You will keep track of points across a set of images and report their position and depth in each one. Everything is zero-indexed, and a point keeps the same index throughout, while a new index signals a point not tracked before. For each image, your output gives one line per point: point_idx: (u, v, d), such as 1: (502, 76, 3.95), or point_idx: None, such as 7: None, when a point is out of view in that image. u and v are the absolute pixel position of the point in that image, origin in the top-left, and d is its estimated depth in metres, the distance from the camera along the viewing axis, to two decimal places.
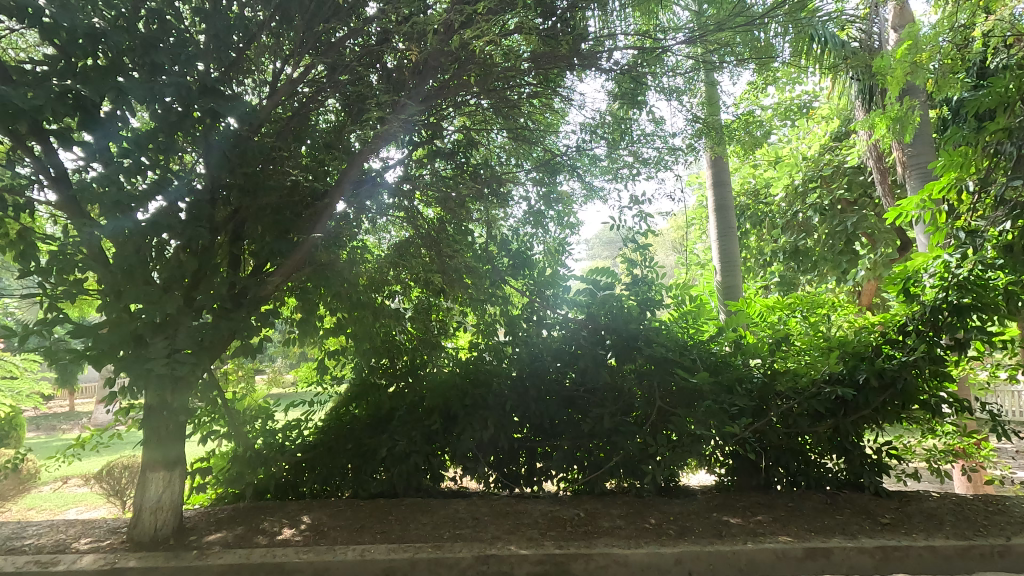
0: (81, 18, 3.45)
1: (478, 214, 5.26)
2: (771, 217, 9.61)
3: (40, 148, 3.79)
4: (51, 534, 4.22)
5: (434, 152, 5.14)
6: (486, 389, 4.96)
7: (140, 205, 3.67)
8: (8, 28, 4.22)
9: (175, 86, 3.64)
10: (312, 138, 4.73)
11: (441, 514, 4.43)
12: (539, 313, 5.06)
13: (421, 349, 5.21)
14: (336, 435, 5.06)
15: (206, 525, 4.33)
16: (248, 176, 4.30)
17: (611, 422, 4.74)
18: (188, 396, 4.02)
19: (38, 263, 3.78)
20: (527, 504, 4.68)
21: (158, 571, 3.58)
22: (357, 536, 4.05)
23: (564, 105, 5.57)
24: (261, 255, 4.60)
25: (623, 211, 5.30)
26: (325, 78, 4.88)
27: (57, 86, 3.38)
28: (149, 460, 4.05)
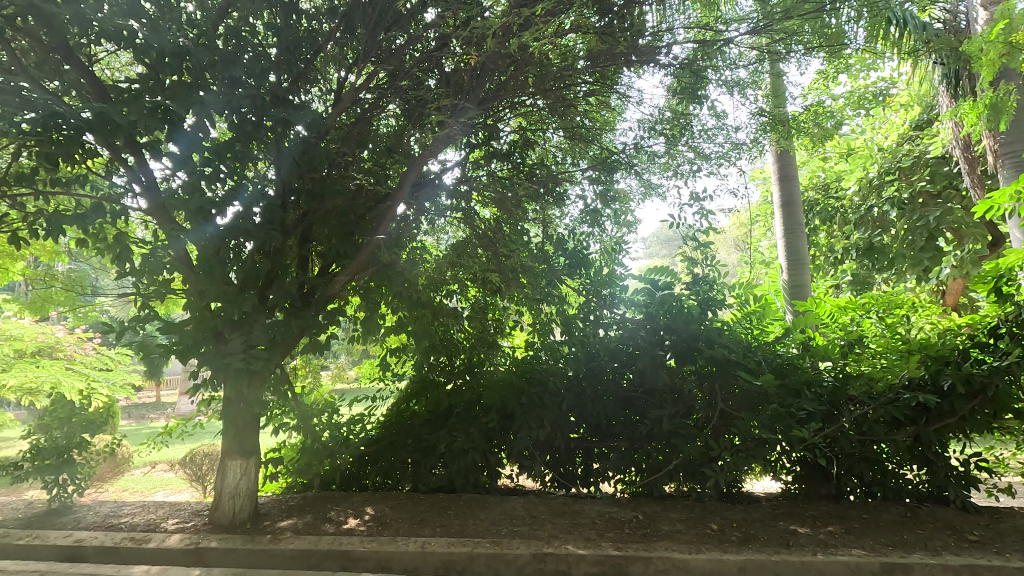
0: (170, 39, 3.74)
1: (534, 213, 5.38)
2: (842, 213, 8.99)
3: (135, 160, 4.16)
4: (142, 514, 4.59)
5: (491, 154, 5.33)
6: (543, 388, 4.96)
7: (220, 211, 3.92)
8: (106, 52, 4.65)
9: (250, 97, 3.88)
10: (373, 143, 4.96)
11: (498, 511, 4.49)
12: (595, 313, 5.09)
13: (478, 348, 5.27)
14: (397, 429, 5.22)
15: (278, 511, 4.59)
16: (316, 181, 4.57)
17: (670, 424, 4.65)
18: (262, 389, 4.27)
19: (131, 264, 4.13)
20: (584, 504, 4.66)
21: (237, 552, 3.83)
22: (418, 528, 4.18)
23: (622, 102, 5.53)
24: (328, 257, 4.82)
25: (682, 208, 5.17)
26: (386, 85, 5.05)
27: (149, 102, 3.66)
28: (228, 448, 4.33)
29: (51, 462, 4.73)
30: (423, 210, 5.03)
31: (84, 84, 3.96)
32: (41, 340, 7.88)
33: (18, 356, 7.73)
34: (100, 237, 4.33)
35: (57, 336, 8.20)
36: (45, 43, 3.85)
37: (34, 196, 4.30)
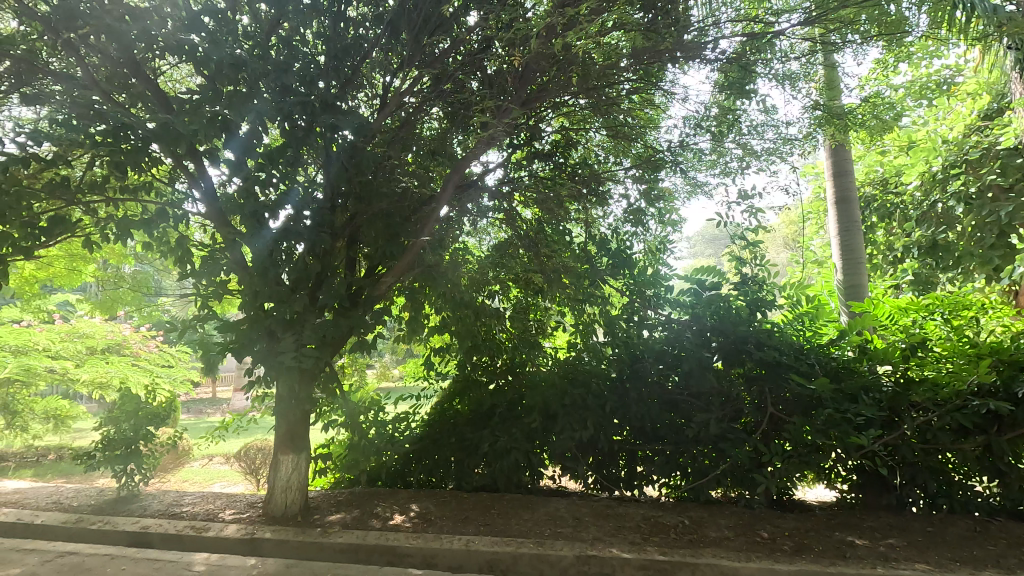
0: (227, 50, 3.91)
1: (576, 213, 5.35)
2: (902, 209, 8.38)
3: (195, 167, 4.37)
4: (202, 504, 4.81)
5: (534, 154, 5.32)
6: (586, 390, 4.92)
7: (272, 215, 4.10)
8: (168, 64, 4.91)
9: (302, 104, 4.04)
10: (416, 145, 5.16)
11: (541, 512, 4.49)
12: (640, 313, 5.03)
13: (521, 348, 5.28)
14: (440, 428, 5.29)
15: (327, 505, 4.72)
16: (362, 185, 4.61)
17: (717, 428, 4.53)
18: (313, 387, 4.41)
19: (192, 266, 4.35)
20: (629, 508, 4.60)
21: (289, 544, 3.97)
22: (462, 527, 4.22)
23: (666, 99, 5.42)
24: (375, 258, 4.94)
25: (730, 206, 5.01)
26: (430, 89, 5.13)
27: (209, 111, 3.83)
28: (280, 444, 4.49)
29: (120, 452, 5.02)
30: (466, 210, 5.10)
31: (149, 96, 4.20)
32: (111, 338, 8.40)
33: (90, 352, 8.25)
34: (164, 241, 4.57)
35: (124, 333, 8.71)
36: (112, 57, 4.06)
37: (105, 202, 4.59)
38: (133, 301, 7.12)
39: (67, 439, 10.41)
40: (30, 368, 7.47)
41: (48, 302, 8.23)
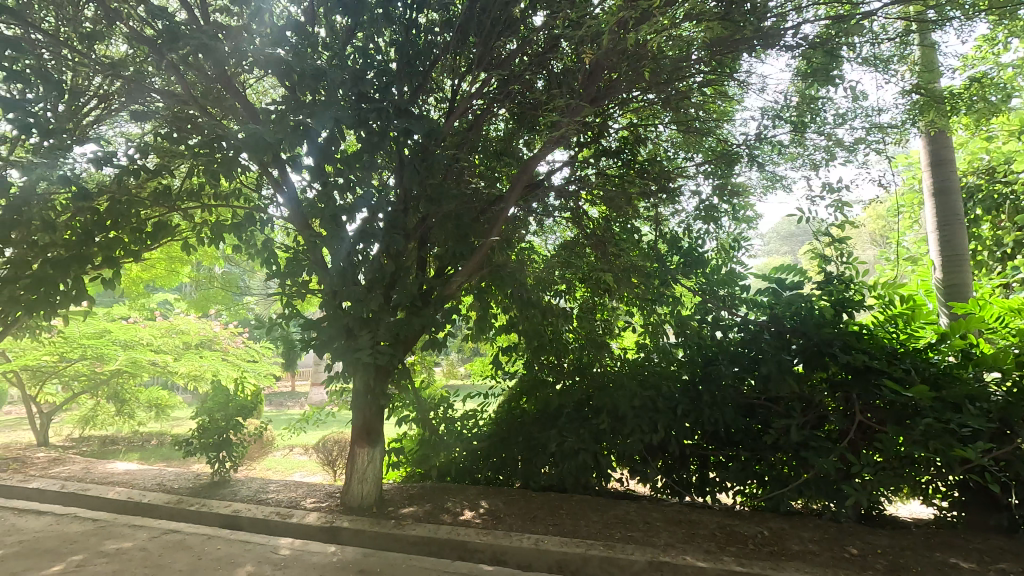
0: (309, 62, 4.14)
1: (644, 211, 5.36)
2: (1016, 200, 7.39)
3: (278, 174, 4.64)
4: (285, 492, 5.10)
5: (601, 152, 5.37)
6: (656, 392, 4.77)
7: (348, 217, 4.24)
8: (256, 79, 5.26)
9: (377, 110, 4.22)
10: (483, 147, 5.38)
11: (611, 514, 4.42)
12: (714, 314, 4.86)
13: (588, 349, 5.22)
14: (508, 427, 5.30)
15: (401, 498, 4.88)
16: (434, 186, 4.57)
17: (799, 435, 4.30)
18: (387, 383, 4.57)
19: (277, 267, 4.64)
20: (702, 514, 4.45)
21: (365, 534, 4.13)
22: (531, 525, 4.23)
23: (742, 90, 5.20)
24: (444, 258, 5.02)
25: (814, 200, 4.72)
26: (498, 91, 5.18)
27: (293, 119, 4.03)
28: (357, 437, 4.68)
29: (214, 439, 5.43)
30: (532, 210, 5.36)
31: (239, 109, 4.51)
32: (204, 334, 9.08)
33: (186, 347, 8.95)
34: (252, 243, 4.89)
35: (215, 330, 9.41)
36: (207, 74, 4.38)
37: (201, 208, 4.96)
38: (222, 300, 7.67)
39: (167, 426, 11.35)
40: (138, 361, 8.09)
41: (151, 301, 9.01)
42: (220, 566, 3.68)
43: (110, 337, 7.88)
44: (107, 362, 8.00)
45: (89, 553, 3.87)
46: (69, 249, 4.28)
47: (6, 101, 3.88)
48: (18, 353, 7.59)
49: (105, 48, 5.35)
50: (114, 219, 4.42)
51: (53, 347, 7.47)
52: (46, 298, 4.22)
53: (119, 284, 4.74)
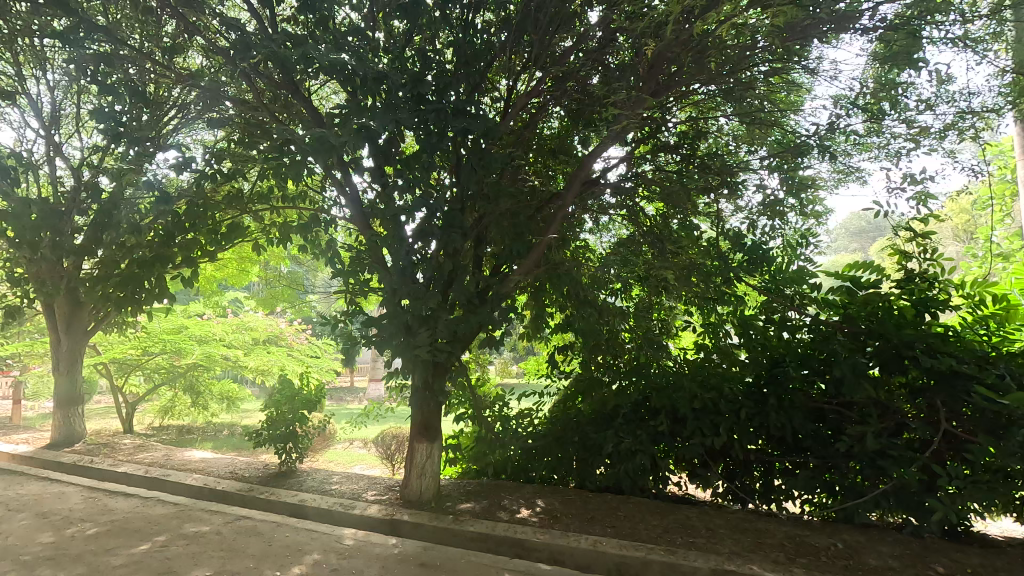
0: (370, 66, 4.24)
1: (703, 207, 5.24)
2: None
3: (341, 176, 4.80)
4: (347, 484, 5.27)
5: (658, 147, 5.25)
6: (718, 394, 4.61)
7: (408, 217, 4.35)
8: (320, 85, 5.47)
9: (436, 111, 4.24)
10: (539, 144, 5.43)
11: (671, 519, 4.31)
12: (782, 313, 4.66)
13: (646, 349, 5.05)
14: (563, 426, 5.22)
15: (458, 494, 4.95)
16: (491, 186, 4.63)
17: (875, 443, 4.05)
18: (446, 380, 4.64)
19: (340, 265, 4.82)
20: (768, 523, 4.26)
21: (425, 527, 4.21)
22: (589, 526, 4.19)
23: (811, 77, 4.96)
24: (500, 257, 5.05)
25: (893, 192, 4.42)
26: (553, 89, 5.16)
27: (356, 123, 4.10)
28: (416, 433, 4.77)
29: (281, 431, 5.66)
30: (588, 208, 5.34)
31: (305, 114, 4.69)
32: (271, 331, 9.55)
33: (255, 342, 9.42)
34: (316, 243, 5.09)
35: (281, 327, 9.89)
36: (276, 81, 4.58)
37: (270, 210, 5.21)
38: (288, 298, 8.03)
39: (237, 418, 11.98)
40: (212, 355, 8.59)
41: (224, 299, 9.55)
42: (288, 553, 3.84)
43: (187, 332, 8.40)
44: (183, 356, 8.52)
45: (171, 534, 4.13)
46: (152, 250, 4.59)
47: (99, 113, 4.19)
48: (107, 347, 8.20)
49: (184, 61, 5.71)
50: (193, 221, 4.70)
51: (137, 342, 8.02)
52: (133, 295, 4.54)
53: (196, 283, 5.03)
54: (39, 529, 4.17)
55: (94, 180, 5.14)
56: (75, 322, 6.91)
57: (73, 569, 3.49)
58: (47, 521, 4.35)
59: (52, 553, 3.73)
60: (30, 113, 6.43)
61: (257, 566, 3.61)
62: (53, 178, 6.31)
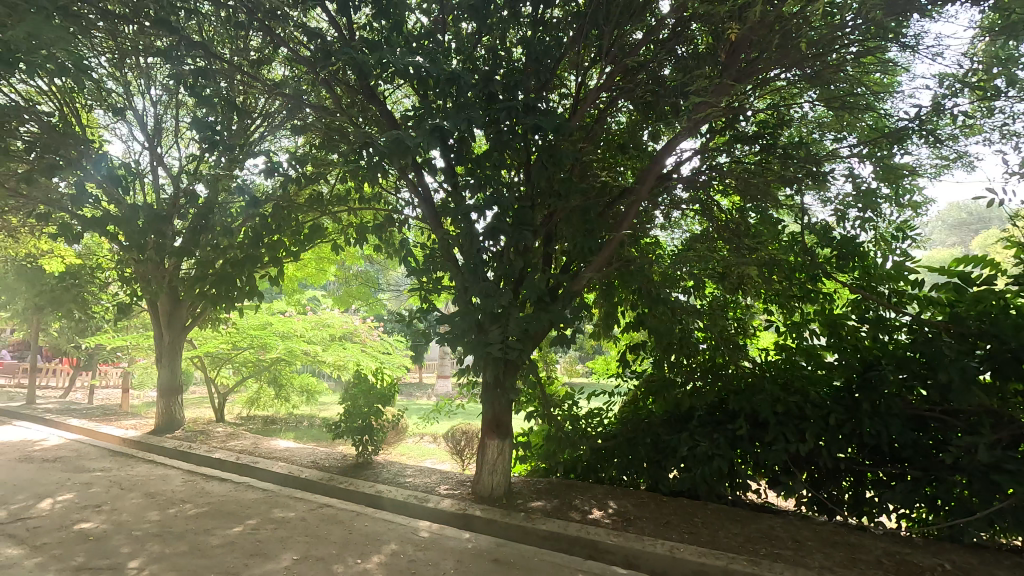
0: (443, 66, 4.23)
1: (785, 200, 4.96)
2: None
3: (414, 177, 4.92)
4: (420, 477, 5.41)
5: (735, 139, 5.03)
6: (803, 398, 4.35)
7: (479, 215, 4.37)
8: (392, 89, 5.64)
9: (507, 109, 4.22)
10: (608, 140, 5.34)
11: (753, 528, 4.10)
12: (876, 312, 4.35)
13: (723, 349, 4.86)
14: (634, 427, 5.07)
15: (529, 492, 4.95)
16: (562, 182, 4.60)
17: (988, 455, 3.68)
18: (517, 378, 4.65)
19: (413, 264, 4.94)
20: (862, 537, 3.97)
21: (497, 523, 4.24)
22: (664, 530, 4.06)
23: (908, 56, 4.58)
24: (571, 254, 5.01)
25: (1008, 178, 4.00)
26: (624, 82, 5.06)
27: (431, 124, 4.11)
28: (487, 429, 4.82)
29: (358, 424, 5.88)
30: (660, 203, 5.20)
31: (381, 118, 4.85)
32: (346, 328, 9.97)
33: (332, 338, 9.87)
34: (391, 242, 5.25)
35: (355, 323, 10.32)
36: (352, 87, 4.77)
37: (347, 211, 5.43)
38: (362, 296, 8.36)
39: (316, 410, 12.60)
40: (293, 350, 9.09)
41: (303, 297, 10.08)
42: (368, 542, 3.98)
43: (272, 329, 8.93)
44: (268, 351, 9.07)
45: (261, 518, 4.40)
46: (243, 251, 4.89)
47: (197, 124, 4.52)
48: (202, 341, 8.85)
49: (268, 72, 6.06)
50: (278, 223, 4.97)
51: (228, 337, 8.62)
52: (226, 293, 4.85)
53: (281, 282, 5.33)
54: (147, 507, 4.55)
55: (192, 188, 5.57)
56: (175, 318, 7.50)
57: (178, 546, 3.77)
58: (154, 501, 4.75)
59: (159, 530, 4.06)
60: (137, 128, 7.04)
61: (339, 552, 3.76)
62: (157, 185, 6.89)
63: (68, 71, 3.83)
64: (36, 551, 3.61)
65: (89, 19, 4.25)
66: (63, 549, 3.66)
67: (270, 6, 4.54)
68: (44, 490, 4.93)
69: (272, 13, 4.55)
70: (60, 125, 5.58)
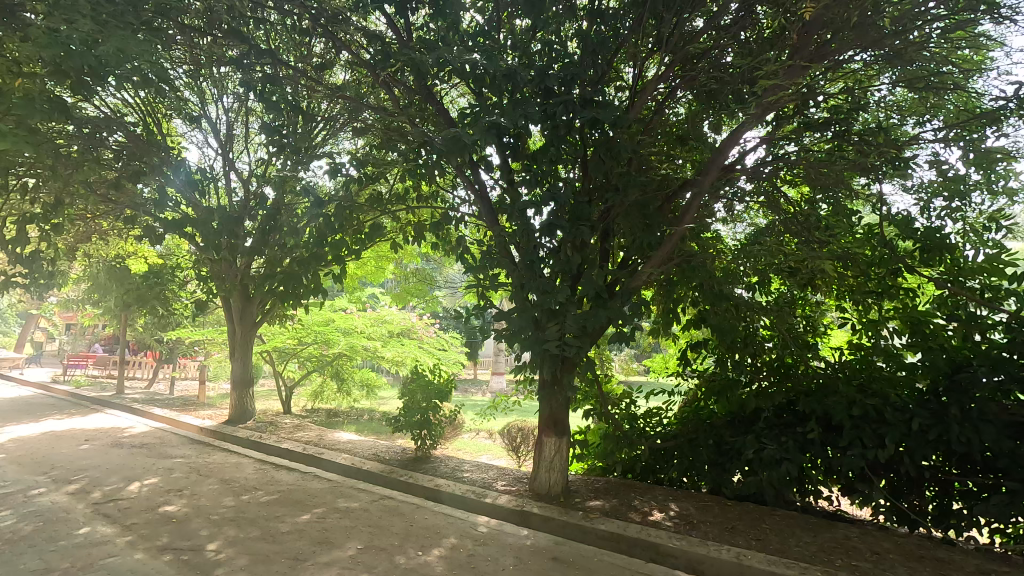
0: (500, 63, 4.23)
1: (861, 190, 4.66)
2: None
3: (471, 174, 4.95)
4: (478, 472, 5.46)
5: (804, 126, 4.76)
6: (882, 401, 4.06)
7: (536, 210, 4.33)
8: (448, 89, 5.70)
9: (565, 103, 4.15)
10: (667, 132, 5.18)
11: (826, 537, 3.88)
12: (967, 309, 4.01)
13: (792, 348, 4.61)
14: (694, 428, 4.90)
15: (586, 491, 4.89)
16: (621, 176, 4.50)
17: None
18: (574, 375, 4.59)
19: (470, 261, 4.97)
20: (951, 552, 3.67)
21: (555, 522, 4.21)
22: (729, 536, 3.90)
23: (1003, 29, 4.18)
24: (630, 250, 4.90)
25: None
26: (683, 73, 4.90)
27: (489, 121, 4.11)
28: (544, 427, 4.81)
29: (416, 418, 5.99)
30: (723, 195, 4.99)
31: (438, 117, 4.90)
32: (404, 324, 10.21)
33: (391, 334, 10.11)
34: (448, 239, 5.31)
35: (412, 320, 10.54)
36: (411, 88, 4.86)
37: (406, 210, 5.54)
38: (420, 293, 8.53)
39: (376, 404, 12.98)
40: (354, 346, 9.39)
41: (364, 294, 10.40)
42: (429, 535, 4.04)
43: (334, 325, 9.27)
44: (331, 346, 9.41)
45: (327, 507, 4.56)
46: (309, 250, 5.06)
47: (266, 128, 4.73)
48: (270, 336, 9.31)
49: (331, 77, 6.27)
50: (341, 222, 5.13)
51: (294, 332, 9.01)
52: (293, 291, 5.03)
53: (343, 280, 5.50)
54: (223, 494, 4.82)
55: (261, 190, 5.83)
56: (246, 314, 7.92)
57: (251, 531, 3.97)
58: (229, 487, 5.02)
59: (234, 515, 4.28)
60: (212, 135, 7.47)
61: (401, 544, 3.84)
62: (229, 189, 7.28)
63: (151, 81, 4.08)
64: (127, 530, 3.90)
65: (168, 33, 4.53)
66: (150, 529, 3.92)
67: (333, 12, 4.69)
68: (132, 474, 5.32)
69: (334, 18, 4.69)
70: (144, 134, 5.98)
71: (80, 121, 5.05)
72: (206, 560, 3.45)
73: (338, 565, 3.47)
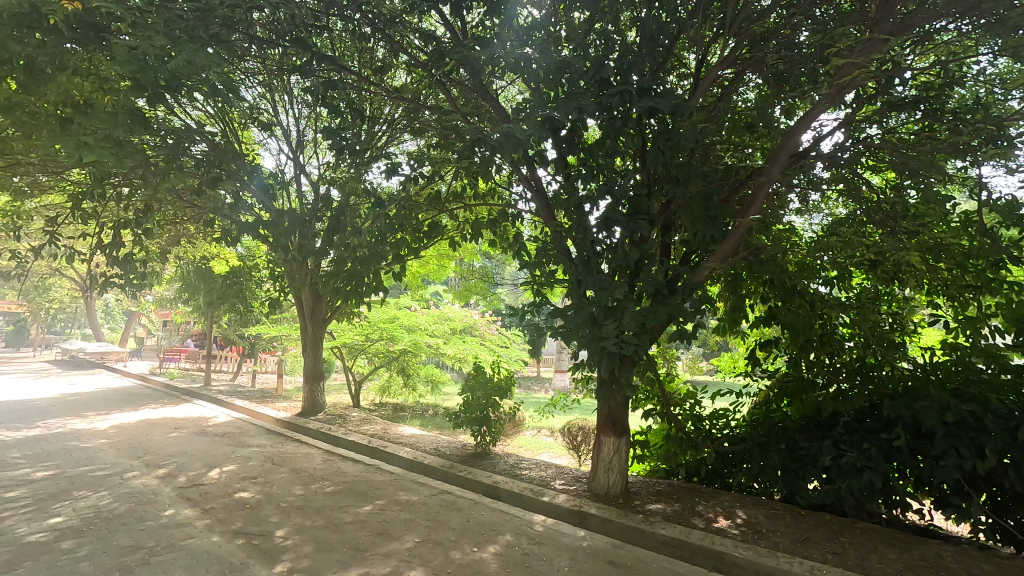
0: (553, 55, 4.13)
1: (955, 173, 4.22)
2: None
3: (528, 170, 4.92)
4: (536, 470, 5.43)
5: (888, 107, 4.35)
6: (982, 407, 3.64)
7: (592, 205, 4.23)
8: (505, 85, 5.69)
9: (620, 93, 3.98)
10: (733, 119, 4.90)
11: (915, 555, 3.53)
12: None
13: (875, 347, 4.25)
14: (765, 431, 4.61)
15: (647, 493, 4.74)
16: (682, 167, 4.30)
17: None
18: (633, 374, 4.45)
19: (527, 257, 4.95)
20: None
21: (614, 524, 4.11)
22: (802, 548, 3.64)
23: None
24: (692, 244, 4.70)
25: None
26: (750, 55, 4.63)
27: (542, 115, 4.01)
28: (603, 427, 4.70)
29: (476, 414, 6.03)
30: (796, 184, 4.69)
31: (494, 114, 4.90)
32: (466, 321, 10.32)
33: (453, 331, 10.24)
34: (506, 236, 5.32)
35: (474, 318, 10.62)
36: (466, 86, 4.90)
37: (465, 207, 5.59)
38: (480, 290, 8.57)
39: (440, 400, 13.23)
40: (418, 343, 9.58)
41: (427, 292, 10.61)
42: (485, 531, 4.05)
43: (398, 322, 9.54)
44: (396, 343, 9.67)
45: (387, 500, 4.68)
46: (369, 249, 5.05)
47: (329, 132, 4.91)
48: (340, 333, 9.70)
49: (393, 80, 6.43)
50: (401, 222, 5.24)
51: (362, 329, 9.34)
52: (356, 288, 5.21)
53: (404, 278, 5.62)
54: (293, 483, 5.06)
55: (327, 192, 6.07)
56: (316, 312, 8.30)
57: (316, 520, 4.13)
58: (299, 476, 5.28)
59: (301, 504, 4.49)
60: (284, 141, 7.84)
61: (457, 539, 3.87)
62: (300, 192, 7.63)
63: (222, 92, 4.32)
64: (206, 513, 4.17)
65: (239, 45, 4.77)
66: (226, 513, 4.18)
67: (390, 15, 4.77)
68: (214, 461, 5.69)
69: (391, 22, 4.80)
70: (222, 143, 6.38)
71: (166, 132, 5.45)
72: (274, 546, 3.62)
73: (396, 557, 3.55)
